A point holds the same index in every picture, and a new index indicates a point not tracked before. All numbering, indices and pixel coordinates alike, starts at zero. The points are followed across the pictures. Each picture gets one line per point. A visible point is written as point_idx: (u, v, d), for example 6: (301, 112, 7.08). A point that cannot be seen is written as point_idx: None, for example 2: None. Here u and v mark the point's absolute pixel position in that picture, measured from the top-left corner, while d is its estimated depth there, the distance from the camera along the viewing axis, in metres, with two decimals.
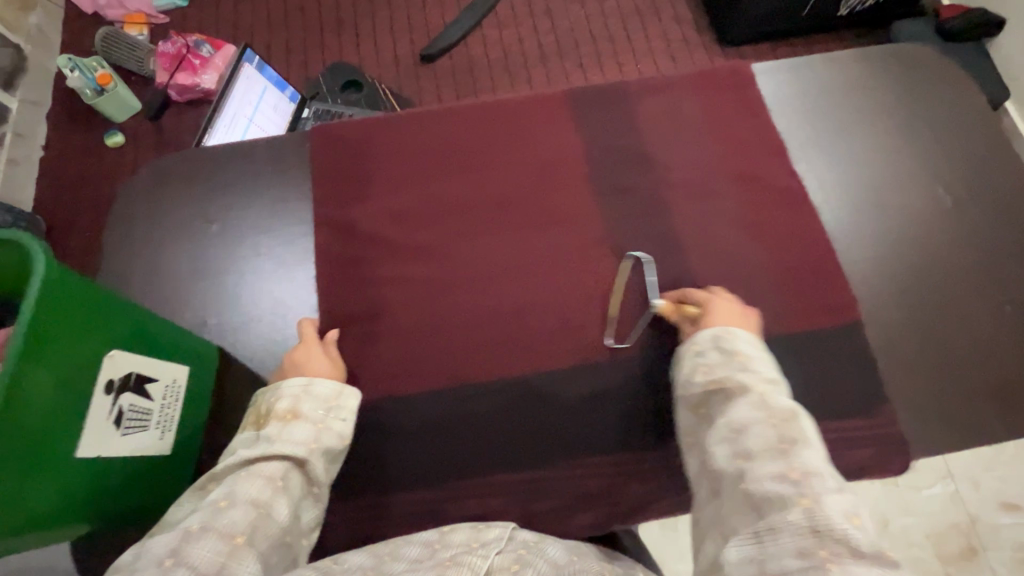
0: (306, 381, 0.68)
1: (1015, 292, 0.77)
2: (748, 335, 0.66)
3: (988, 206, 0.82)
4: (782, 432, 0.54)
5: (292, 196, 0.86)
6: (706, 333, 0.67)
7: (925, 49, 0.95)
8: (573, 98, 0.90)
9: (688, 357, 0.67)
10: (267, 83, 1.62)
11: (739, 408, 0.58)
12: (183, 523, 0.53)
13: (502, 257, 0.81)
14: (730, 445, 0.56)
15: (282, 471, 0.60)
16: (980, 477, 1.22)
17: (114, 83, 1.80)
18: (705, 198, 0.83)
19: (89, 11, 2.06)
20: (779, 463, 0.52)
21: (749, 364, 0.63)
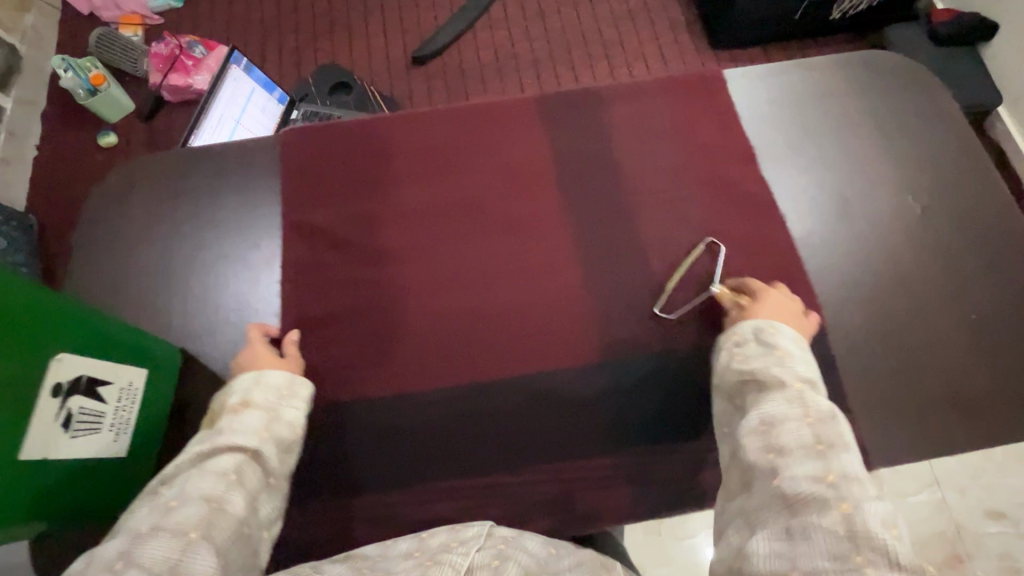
0: (257, 374, 0.69)
1: (980, 301, 0.77)
2: (794, 331, 0.67)
3: (959, 213, 0.82)
4: (819, 432, 0.54)
5: (262, 200, 0.87)
6: (749, 325, 0.67)
7: (897, 55, 0.94)
8: (543, 103, 0.91)
9: (727, 347, 0.68)
10: (255, 85, 1.63)
11: (773, 401, 0.58)
12: (131, 527, 0.51)
13: (465, 260, 0.81)
14: (762, 439, 0.56)
15: (237, 462, 0.59)
16: (967, 485, 1.22)
17: (106, 84, 1.81)
18: (671, 204, 0.83)
19: (84, 12, 2.07)
20: (813, 462, 0.52)
21: (788, 359, 0.63)
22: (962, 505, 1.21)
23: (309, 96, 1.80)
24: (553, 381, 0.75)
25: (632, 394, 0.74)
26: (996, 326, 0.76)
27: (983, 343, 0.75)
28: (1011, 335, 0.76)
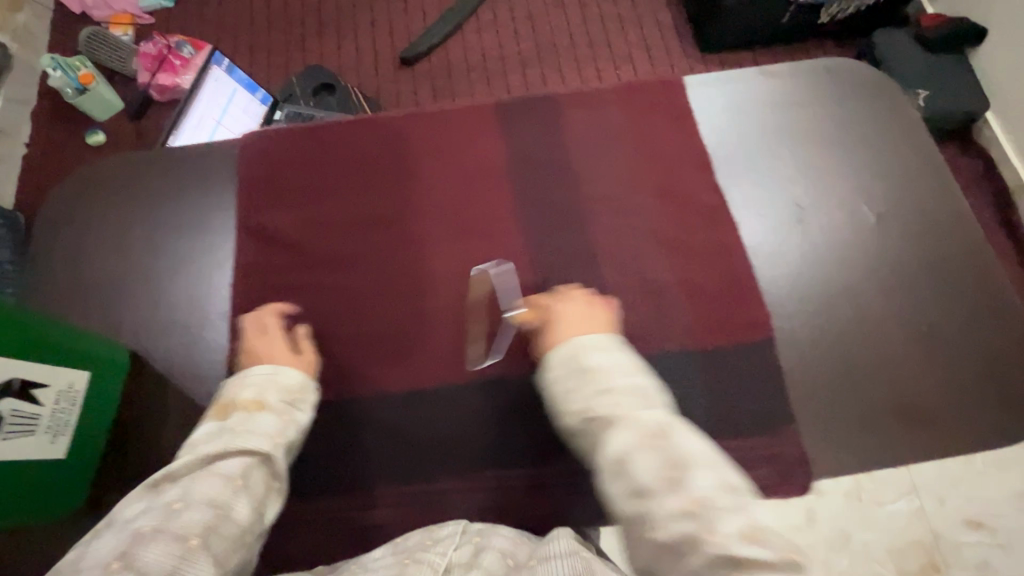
0: (274, 369, 0.68)
1: (934, 313, 0.77)
2: (597, 338, 0.64)
3: (914, 224, 0.82)
4: (664, 456, 0.53)
5: (220, 201, 0.87)
6: (558, 353, 0.65)
7: (859, 65, 0.94)
8: (503, 110, 0.91)
9: (550, 383, 0.65)
10: (237, 86, 1.61)
11: (617, 437, 0.56)
12: (131, 524, 0.51)
13: (418, 265, 0.82)
14: (623, 482, 0.54)
15: (245, 467, 0.58)
16: (946, 494, 1.18)
17: (96, 83, 1.74)
18: (626, 212, 0.83)
19: (77, 11, 1.95)
20: (675, 496, 0.51)
21: (606, 380, 0.61)
22: (940, 514, 1.18)
23: (292, 97, 1.74)
24: (502, 387, 0.76)
25: None
26: (949, 338, 0.76)
27: (935, 355, 0.75)
28: (964, 347, 0.75)
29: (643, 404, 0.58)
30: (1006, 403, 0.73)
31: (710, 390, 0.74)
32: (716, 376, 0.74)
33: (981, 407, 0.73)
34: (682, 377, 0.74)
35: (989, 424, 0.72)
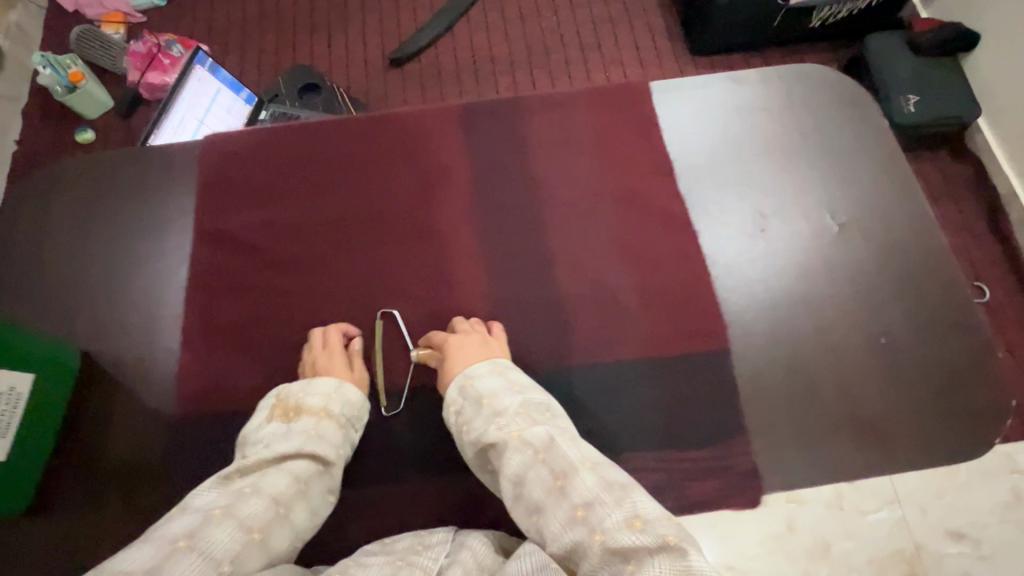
0: (337, 384, 0.71)
1: (892, 325, 0.76)
2: (484, 365, 0.69)
3: (878, 234, 0.81)
4: (551, 469, 0.55)
5: (177, 203, 0.86)
6: (453, 388, 0.68)
7: (830, 69, 0.92)
8: (465, 113, 0.90)
9: (450, 418, 0.68)
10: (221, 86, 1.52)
11: (508, 461, 0.59)
12: (203, 506, 0.53)
13: (376, 271, 0.82)
14: (522, 502, 0.57)
15: (304, 473, 0.61)
16: (929, 503, 1.11)
17: (86, 81, 1.60)
18: (585, 220, 0.83)
19: (69, 9, 1.81)
20: (562, 504, 0.53)
21: (494, 405, 0.64)
22: (921, 524, 1.10)
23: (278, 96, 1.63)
24: None
25: None
26: (907, 350, 0.75)
27: (891, 368, 0.74)
28: (921, 360, 0.75)
29: (531, 422, 0.61)
30: (959, 417, 0.73)
31: (661, 402, 0.74)
32: (668, 387, 0.74)
33: (933, 421, 0.73)
34: (632, 388, 0.74)
35: (940, 436, 0.72)
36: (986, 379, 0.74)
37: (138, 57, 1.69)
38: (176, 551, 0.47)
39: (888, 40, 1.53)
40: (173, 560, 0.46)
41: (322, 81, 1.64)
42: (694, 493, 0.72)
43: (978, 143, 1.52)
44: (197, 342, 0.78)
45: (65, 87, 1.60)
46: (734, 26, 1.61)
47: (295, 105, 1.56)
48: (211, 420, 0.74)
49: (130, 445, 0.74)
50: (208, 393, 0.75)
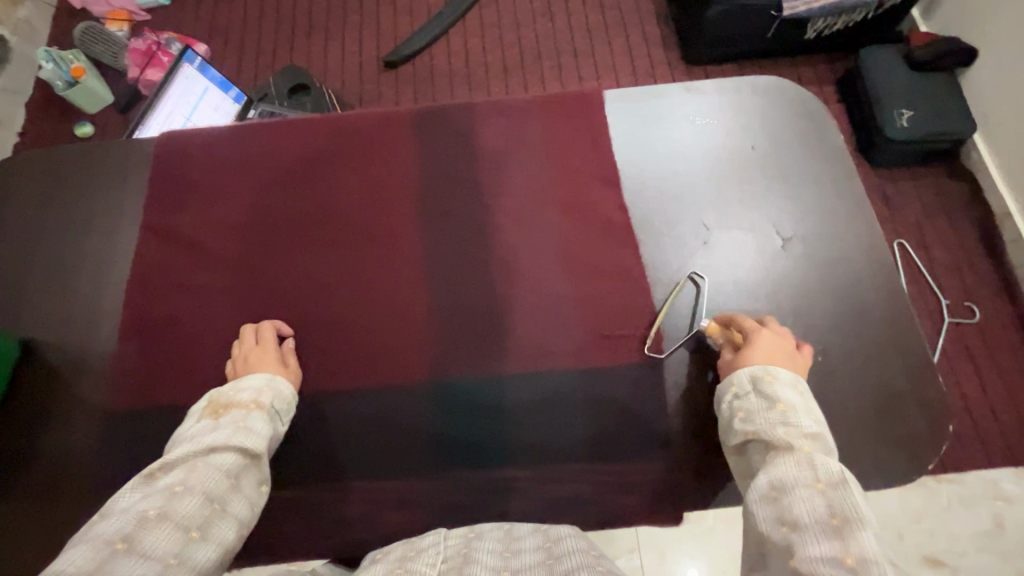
0: (268, 378, 0.70)
1: (830, 343, 0.75)
2: (790, 375, 0.64)
3: (823, 250, 0.80)
4: (833, 507, 0.50)
5: (127, 199, 0.89)
6: (744, 373, 0.66)
7: (789, 83, 0.92)
8: (418, 116, 0.91)
9: (727, 399, 0.66)
10: (209, 84, 1.38)
11: (783, 466, 0.56)
12: (134, 508, 0.54)
13: (314, 272, 0.82)
14: (774, 509, 0.53)
15: (237, 467, 0.61)
16: (905, 528, 1.15)
17: (87, 76, 1.58)
18: (528, 228, 0.83)
19: (77, 7, 1.80)
20: (829, 540, 0.49)
21: (788, 413, 0.60)
22: (900, 550, 1.14)
23: (268, 96, 1.54)
24: (380, 394, 0.75)
25: (443, 417, 0.74)
26: (845, 370, 0.74)
27: (828, 387, 0.73)
28: (860, 382, 0.73)
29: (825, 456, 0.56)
30: (897, 442, 0.71)
31: (591, 414, 0.73)
32: (598, 400, 0.74)
33: (869, 445, 0.70)
34: (560, 398, 0.74)
35: (877, 461, 0.70)
36: (929, 404, 0.72)
37: (138, 54, 1.65)
38: (115, 553, 0.50)
39: (884, 55, 1.49)
40: (110, 564, 0.49)
41: (312, 81, 1.54)
42: (620, 508, 0.71)
43: (974, 161, 1.48)
44: (133, 335, 0.79)
45: (67, 82, 1.59)
46: (727, 36, 1.56)
47: (283, 105, 1.48)
48: (137, 412, 0.75)
49: (61, 435, 0.75)
50: (138, 386, 0.76)
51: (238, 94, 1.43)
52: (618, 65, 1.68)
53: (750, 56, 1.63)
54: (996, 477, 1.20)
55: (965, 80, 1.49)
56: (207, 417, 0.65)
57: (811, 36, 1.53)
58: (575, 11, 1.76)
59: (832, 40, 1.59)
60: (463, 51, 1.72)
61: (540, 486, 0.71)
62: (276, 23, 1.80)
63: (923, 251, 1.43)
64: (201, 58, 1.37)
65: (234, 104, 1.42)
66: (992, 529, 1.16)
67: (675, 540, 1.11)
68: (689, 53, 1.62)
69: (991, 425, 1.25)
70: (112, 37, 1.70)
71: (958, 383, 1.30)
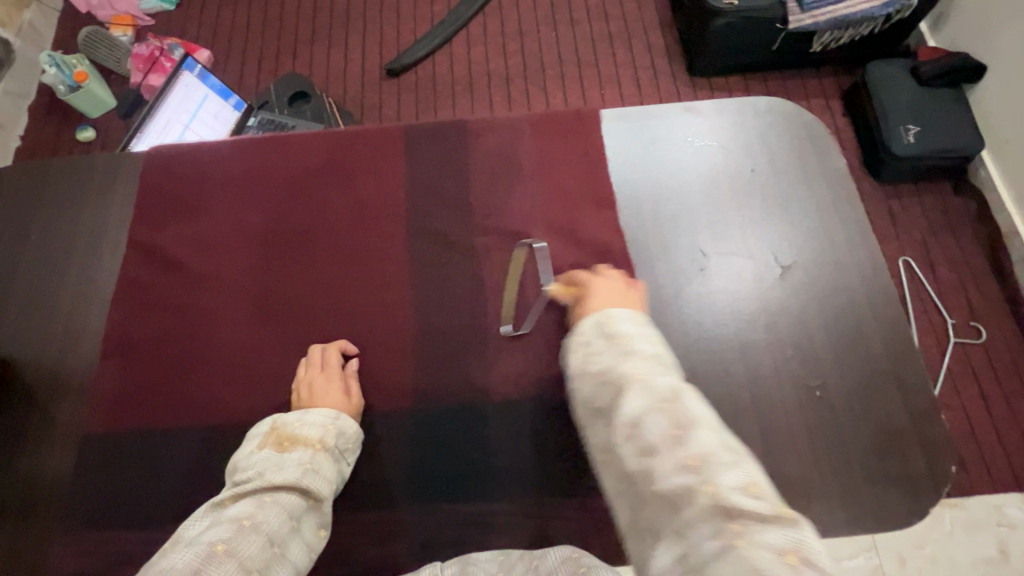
0: (334, 414, 0.68)
1: (827, 375, 0.73)
2: (626, 311, 0.60)
3: (822, 278, 0.78)
4: (674, 417, 0.47)
5: (113, 214, 0.88)
6: (588, 322, 0.61)
7: (789, 103, 0.90)
8: (409, 133, 0.90)
9: (574, 350, 0.59)
10: (208, 92, 1.35)
11: (625, 400, 0.50)
12: (201, 542, 0.52)
13: (297, 292, 0.81)
14: (627, 446, 0.47)
15: (300, 508, 0.59)
16: (906, 554, 1.12)
17: (90, 80, 1.57)
18: (519, 249, 0.81)
19: (83, 11, 1.79)
20: (676, 451, 0.45)
21: (629, 344, 0.55)
22: None
23: (268, 104, 1.50)
24: (363, 419, 0.73)
25: (426, 446, 0.72)
26: (842, 404, 0.71)
27: (825, 422, 0.70)
28: (857, 417, 0.71)
29: (661, 373, 0.52)
30: (895, 480, 0.68)
31: (577, 443, 0.72)
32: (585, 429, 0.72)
33: (866, 484, 0.68)
34: (546, 426, 0.72)
35: (872, 501, 0.67)
36: (928, 441, 0.70)
37: (140, 60, 1.65)
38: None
39: (891, 70, 1.47)
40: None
41: (312, 88, 1.52)
42: (602, 542, 0.69)
43: (982, 179, 1.45)
44: (113, 356, 0.78)
45: (71, 87, 1.57)
46: (731, 48, 1.54)
47: (283, 112, 1.46)
48: (118, 435, 0.74)
49: (37, 455, 0.74)
50: (116, 407, 0.75)
51: (238, 102, 1.40)
52: (622, 76, 1.66)
53: (754, 69, 1.61)
54: (1001, 502, 1.17)
55: (973, 97, 1.46)
56: (271, 449, 0.64)
57: (816, 48, 1.50)
58: (580, 20, 1.74)
59: (838, 53, 1.56)
60: (466, 60, 1.70)
61: (524, 519, 0.69)
62: (279, 28, 1.78)
63: (928, 270, 1.40)
64: (200, 65, 1.35)
65: (233, 111, 1.39)
66: (996, 557, 1.13)
67: None
68: (693, 64, 1.60)
69: (996, 449, 1.22)
70: (116, 41, 1.68)
71: (962, 406, 1.27)
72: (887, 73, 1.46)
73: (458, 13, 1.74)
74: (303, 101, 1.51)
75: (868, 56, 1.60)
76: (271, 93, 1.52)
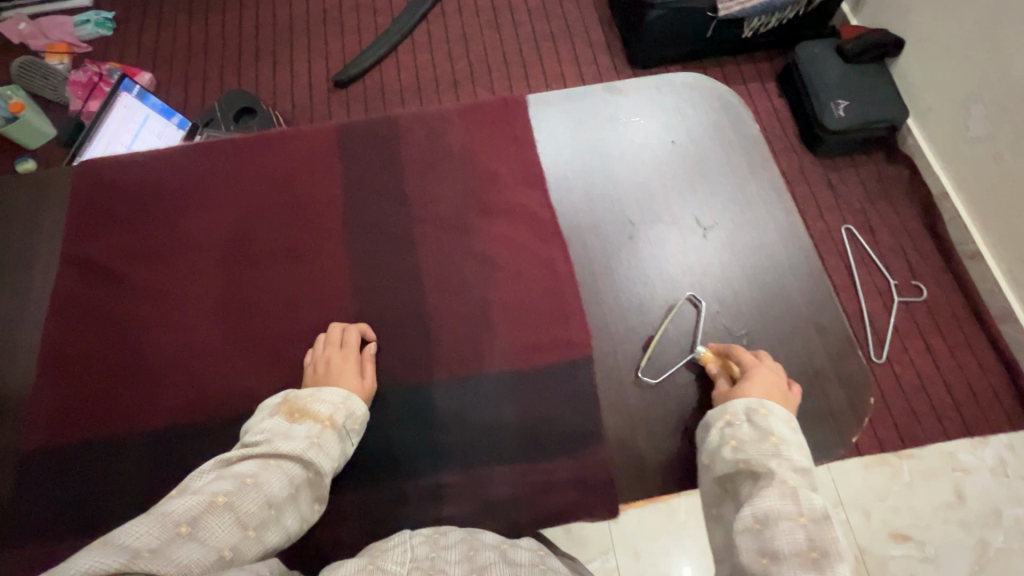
0: (345, 395, 0.69)
1: (751, 327, 0.77)
2: (783, 411, 0.66)
3: (741, 236, 0.83)
4: (814, 540, 0.54)
5: (44, 230, 0.87)
6: (740, 404, 0.67)
7: (703, 77, 0.95)
8: (341, 131, 0.91)
9: (717, 426, 0.67)
10: (149, 112, 1.34)
11: (768, 498, 0.58)
12: (205, 490, 0.54)
13: (234, 292, 0.81)
14: (756, 539, 0.56)
15: (301, 478, 0.61)
16: (869, 506, 1.17)
17: (27, 110, 1.51)
18: (460, 237, 0.84)
19: (16, 42, 1.74)
20: (805, 569, 0.53)
21: (781, 446, 0.62)
22: (868, 529, 1.16)
23: (214, 121, 1.47)
24: None
25: (376, 430, 0.74)
26: (765, 351, 0.76)
27: None
28: (781, 363, 0.75)
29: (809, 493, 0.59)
30: (820, 417, 0.73)
31: (521, 413, 0.75)
32: (530, 399, 0.75)
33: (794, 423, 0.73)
34: (492, 399, 0.75)
35: (804, 439, 0.72)
36: (850, 380, 0.74)
37: (79, 87, 1.62)
38: (176, 536, 0.49)
39: (817, 49, 1.53)
40: (172, 544, 0.48)
41: (259, 104, 1.50)
42: (551, 505, 0.72)
43: (909, 145, 1.53)
44: (49, 369, 0.77)
45: (6, 118, 1.51)
46: (667, 39, 1.59)
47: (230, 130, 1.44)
48: (57, 449, 0.73)
49: None
50: (54, 420, 0.74)
51: (182, 120, 1.39)
52: (567, 73, 1.70)
53: (692, 58, 1.66)
54: (953, 449, 1.23)
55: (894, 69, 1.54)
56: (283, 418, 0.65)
57: (747, 35, 1.57)
58: (523, 22, 1.78)
59: (769, 37, 1.63)
60: (413, 66, 1.71)
61: (475, 490, 0.71)
62: (222, 47, 1.76)
63: (869, 233, 1.46)
64: (139, 86, 1.34)
65: (178, 130, 1.38)
66: (954, 501, 1.18)
67: (652, 536, 1.10)
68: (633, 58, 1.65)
69: (945, 398, 1.29)
70: (53, 71, 1.63)
71: (911, 361, 1.32)
72: (813, 53, 1.53)
73: (401, 21, 1.76)
74: (249, 118, 1.49)
75: (796, 39, 1.67)
76: (216, 111, 1.48)
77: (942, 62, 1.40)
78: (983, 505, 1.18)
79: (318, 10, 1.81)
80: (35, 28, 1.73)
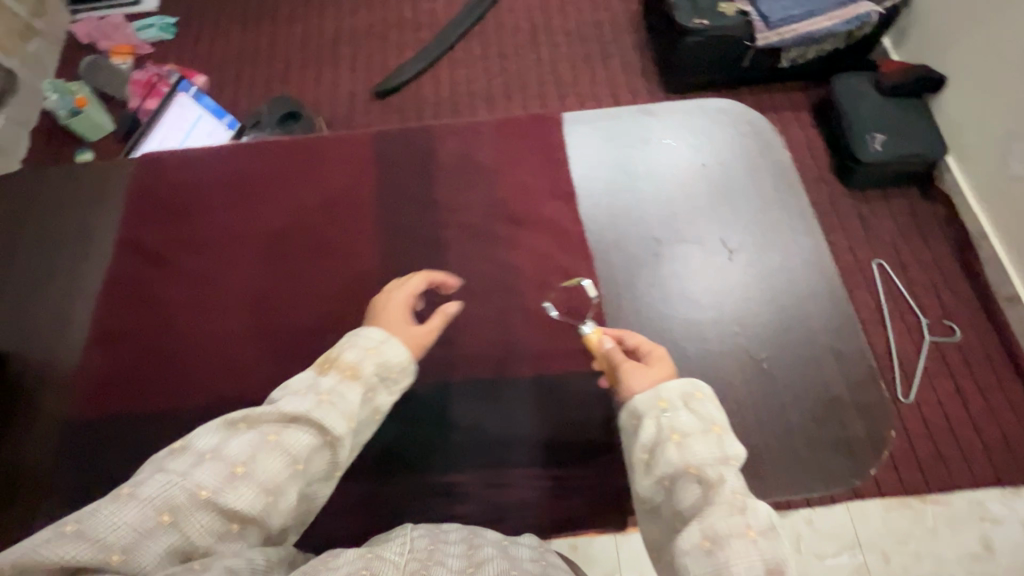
0: (385, 337, 0.67)
1: (772, 351, 0.77)
2: (705, 392, 0.64)
3: (765, 260, 0.83)
4: (766, 556, 0.51)
5: (103, 215, 0.93)
6: (675, 389, 0.62)
7: (735, 103, 0.97)
8: (382, 137, 0.96)
9: (653, 417, 0.61)
10: (202, 112, 1.43)
11: (717, 512, 0.53)
12: (190, 478, 0.51)
13: (272, 283, 0.86)
14: (707, 560, 0.51)
15: (307, 454, 0.57)
16: (889, 549, 1.13)
17: (90, 105, 1.62)
18: (489, 245, 0.87)
19: (85, 42, 1.86)
20: None
21: (721, 441, 0.59)
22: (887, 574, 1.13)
23: (259, 124, 1.55)
24: None
25: (397, 426, 0.76)
26: (784, 375, 0.76)
27: (771, 391, 0.75)
28: (800, 389, 0.75)
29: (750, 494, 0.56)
30: (837, 446, 0.73)
31: (537, 419, 0.76)
32: (546, 406, 0.77)
33: (810, 450, 0.72)
34: (510, 403, 0.77)
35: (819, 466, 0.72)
36: (869, 410, 0.74)
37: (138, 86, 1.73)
38: (157, 525, 0.49)
39: (855, 81, 1.53)
40: (149, 537, 0.48)
41: (303, 109, 1.57)
42: (561, 513, 0.73)
43: (947, 182, 1.50)
44: (98, 347, 0.82)
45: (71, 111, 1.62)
46: (702, 66, 1.61)
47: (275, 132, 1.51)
48: (100, 421, 0.77)
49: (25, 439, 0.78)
50: (100, 394, 0.79)
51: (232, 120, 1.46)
52: (602, 95, 1.73)
53: (727, 84, 1.68)
54: (982, 497, 1.19)
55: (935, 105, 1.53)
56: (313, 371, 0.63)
57: (784, 64, 1.58)
58: (562, 43, 1.82)
59: (806, 68, 1.64)
60: (452, 81, 1.77)
61: (487, 491, 0.73)
62: (273, 55, 1.85)
63: (900, 269, 1.43)
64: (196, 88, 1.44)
65: (227, 129, 1.43)
66: (982, 552, 1.14)
67: None
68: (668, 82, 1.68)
69: (975, 442, 1.25)
70: (118, 69, 1.75)
71: (940, 401, 1.29)
72: (851, 85, 1.53)
73: (444, 37, 1.82)
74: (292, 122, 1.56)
75: (834, 70, 1.68)
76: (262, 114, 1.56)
77: (984, 101, 1.39)
78: (1011, 558, 1.13)
79: (365, 24, 1.90)
80: (104, 29, 1.85)
